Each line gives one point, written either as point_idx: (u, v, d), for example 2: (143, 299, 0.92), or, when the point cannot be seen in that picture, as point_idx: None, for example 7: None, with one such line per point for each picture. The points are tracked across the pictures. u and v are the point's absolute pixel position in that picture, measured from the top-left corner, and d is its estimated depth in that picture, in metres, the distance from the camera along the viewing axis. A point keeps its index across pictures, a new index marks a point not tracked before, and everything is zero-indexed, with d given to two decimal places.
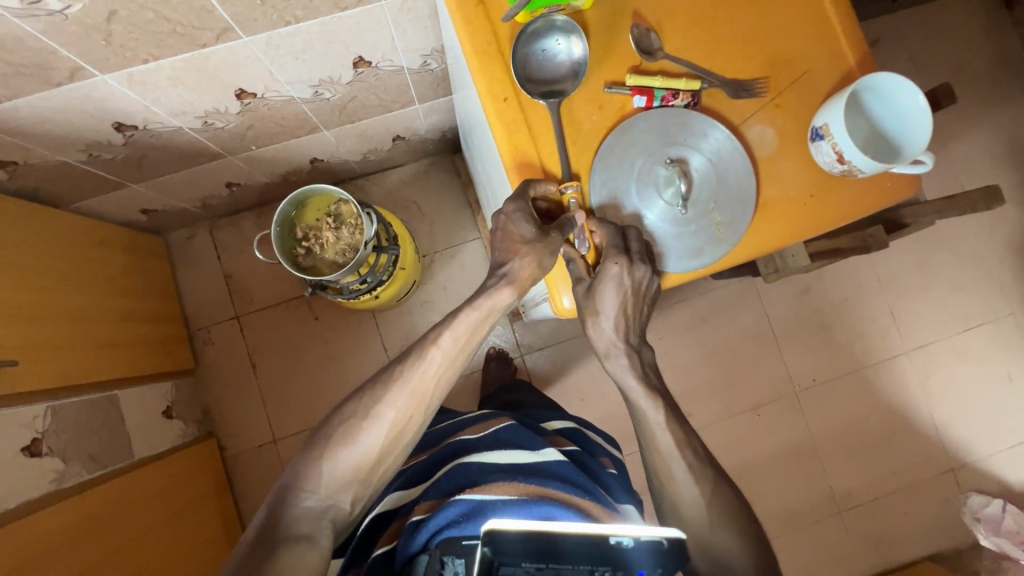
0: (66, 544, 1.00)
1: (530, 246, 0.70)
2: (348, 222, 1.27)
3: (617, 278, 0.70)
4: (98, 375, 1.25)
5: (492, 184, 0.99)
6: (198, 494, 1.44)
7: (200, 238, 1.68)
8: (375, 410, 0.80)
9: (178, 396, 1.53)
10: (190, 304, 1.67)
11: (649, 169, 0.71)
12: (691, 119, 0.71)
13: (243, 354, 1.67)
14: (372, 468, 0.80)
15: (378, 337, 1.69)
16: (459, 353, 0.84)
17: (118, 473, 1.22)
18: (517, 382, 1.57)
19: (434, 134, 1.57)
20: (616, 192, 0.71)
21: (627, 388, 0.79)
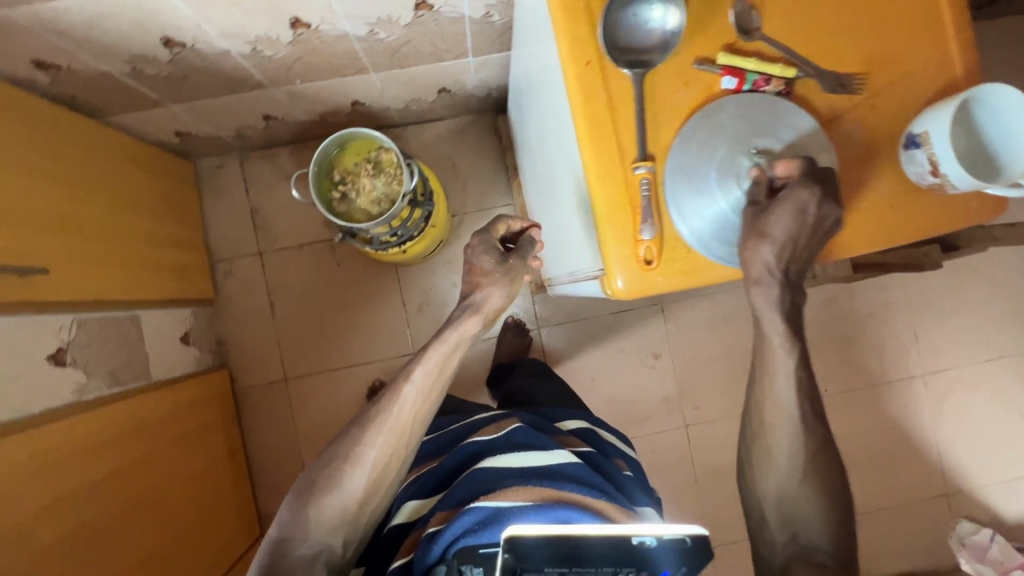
0: (81, 457, 1.03)
1: (491, 275, 1.00)
2: (387, 171, 1.24)
3: (802, 206, 0.62)
4: (125, 294, 1.25)
5: (555, 152, 0.95)
6: (209, 423, 1.47)
7: (230, 168, 1.65)
8: (358, 455, 0.92)
9: (196, 324, 1.54)
10: (214, 233, 1.65)
11: (731, 158, 0.66)
12: (780, 107, 0.67)
13: (262, 291, 1.67)
14: (359, 508, 0.92)
15: (398, 292, 1.68)
16: (430, 389, 0.97)
17: (130, 392, 1.22)
18: (534, 361, 1.56)
19: (480, 91, 1.52)
20: (695, 179, 0.67)
21: (764, 314, 0.71)
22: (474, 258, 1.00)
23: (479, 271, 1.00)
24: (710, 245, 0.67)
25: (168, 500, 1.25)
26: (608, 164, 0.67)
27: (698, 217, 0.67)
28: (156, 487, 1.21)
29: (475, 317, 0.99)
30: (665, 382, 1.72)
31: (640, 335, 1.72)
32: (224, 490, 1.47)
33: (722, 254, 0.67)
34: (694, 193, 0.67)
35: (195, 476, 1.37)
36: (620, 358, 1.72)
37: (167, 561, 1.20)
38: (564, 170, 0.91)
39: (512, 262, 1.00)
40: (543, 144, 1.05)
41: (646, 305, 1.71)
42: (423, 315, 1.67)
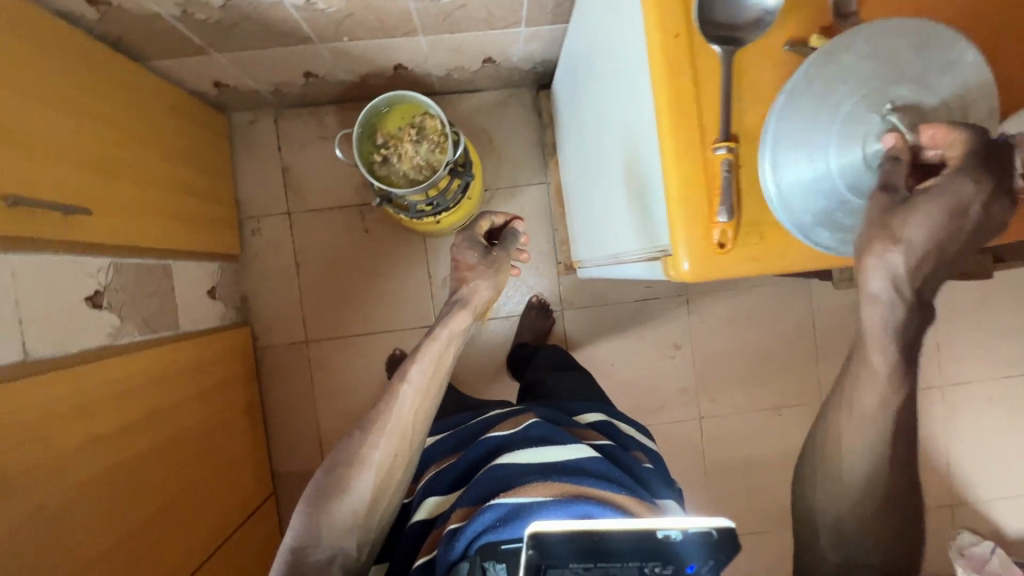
0: (115, 400, 1.03)
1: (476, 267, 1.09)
2: (431, 137, 1.22)
3: (958, 202, 0.50)
4: (162, 243, 1.24)
5: (613, 129, 0.93)
6: (231, 376, 1.48)
7: (264, 125, 1.63)
8: (363, 458, 0.92)
9: (222, 279, 1.54)
10: (244, 190, 1.64)
11: (859, 117, 0.57)
12: (930, 50, 0.57)
13: (289, 252, 1.66)
14: (369, 510, 0.92)
15: (425, 263, 1.67)
16: (428, 385, 0.98)
17: (162, 340, 1.23)
18: (552, 349, 1.54)
19: (525, 64, 1.49)
20: (805, 147, 0.60)
21: (871, 336, 0.57)
22: (460, 255, 1.11)
23: (466, 266, 1.10)
24: (814, 228, 0.63)
25: (191, 449, 1.26)
26: (687, 143, 0.65)
27: (805, 193, 0.61)
28: (179, 435, 1.22)
29: (464, 310, 1.06)
30: (683, 373, 1.72)
31: (662, 325, 1.71)
32: (242, 443, 1.49)
33: (825, 240, 0.63)
34: (800, 165, 0.60)
35: (216, 428, 1.37)
36: (640, 346, 1.71)
37: (188, 510, 1.22)
38: (624, 149, 0.89)
39: (496, 254, 1.11)
40: (599, 120, 1.03)
41: (671, 295, 1.71)
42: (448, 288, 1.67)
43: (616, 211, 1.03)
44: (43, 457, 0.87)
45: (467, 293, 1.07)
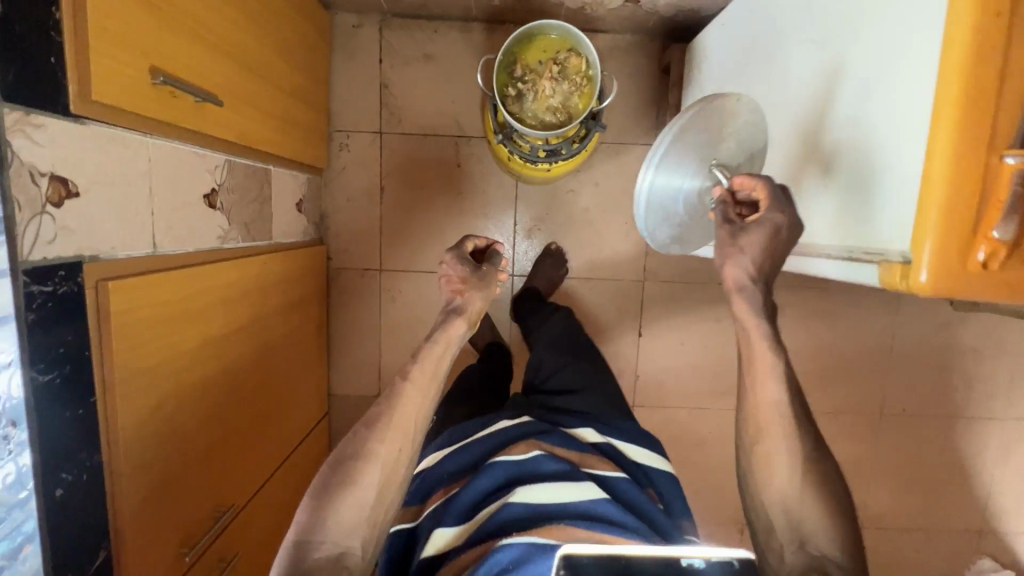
0: (221, 305, 0.99)
1: (468, 281, 1.01)
2: (573, 79, 1.12)
3: (774, 225, 0.77)
4: (269, 146, 1.16)
5: (821, 106, 0.84)
6: (307, 294, 1.43)
7: (368, 32, 1.51)
8: (370, 452, 0.84)
9: (308, 193, 1.47)
10: (337, 100, 1.54)
11: (696, 168, 0.90)
12: (726, 109, 0.88)
13: (374, 175, 1.58)
14: (378, 505, 0.82)
15: (513, 208, 1.60)
16: (429, 383, 0.91)
17: (260, 252, 1.18)
18: (560, 309, 1.40)
19: (667, 11, 1.36)
20: (674, 185, 0.90)
21: (746, 323, 0.82)
22: (450, 269, 1.03)
23: (454, 279, 1.02)
24: (669, 240, 0.98)
25: (272, 363, 1.23)
26: (974, 143, 0.56)
27: (670, 218, 0.94)
28: (265, 347, 1.19)
29: (460, 320, 0.98)
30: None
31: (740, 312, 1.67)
32: (308, 365, 1.46)
33: (674, 249, 1.00)
34: (667, 199, 0.92)
35: (291, 348, 1.34)
36: (714, 331, 1.67)
37: (265, 422, 1.20)
38: (834, 132, 0.80)
39: (485, 268, 1.04)
40: (790, 91, 0.93)
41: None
42: (533, 237, 1.61)
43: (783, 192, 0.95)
44: (166, 352, 0.83)
45: (460, 307, 1.00)
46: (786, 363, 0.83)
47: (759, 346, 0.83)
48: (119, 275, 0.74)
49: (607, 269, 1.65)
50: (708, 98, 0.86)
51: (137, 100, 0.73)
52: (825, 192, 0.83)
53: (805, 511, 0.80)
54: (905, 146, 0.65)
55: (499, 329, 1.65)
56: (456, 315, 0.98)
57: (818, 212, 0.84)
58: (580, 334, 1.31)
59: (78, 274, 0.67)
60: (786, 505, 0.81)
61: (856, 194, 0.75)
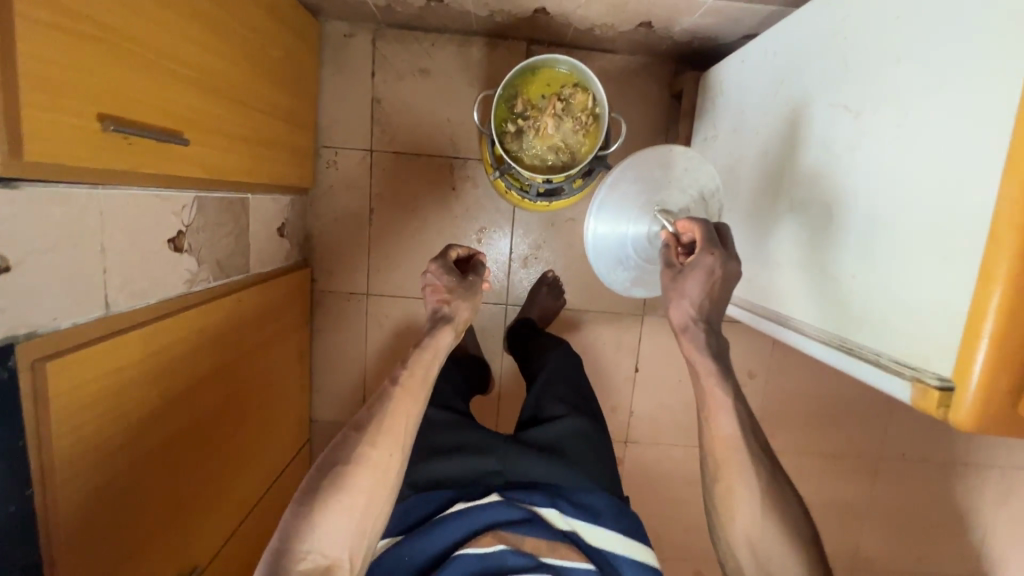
0: (195, 350, 0.93)
1: (454, 292, 0.96)
2: (577, 116, 1.03)
3: (708, 268, 0.81)
4: (247, 176, 1.08)
5: (838, 183, 0.79)
6: (289, 323, 1.36)
7: (360, 42, 1.41)
8: (356, 459, 0.81)
9: (291, 214, 1.38)
10: (325, 113, 1.44)
11: (641, 213, 0.98)
12: (667, 158, 0.97)
13: (363, 194, 1.48)
14: (364, 513, 0.80)
15: (509, 236, 1.51)
16: (416, 388, 0.87)
17: (238, 287, 1.11)
18: (561, 356, 1.25)
19: (681, 37, 1.27)
20: (617, 229, 1.01)
21: (696, 363, 0.84)
22: (434, 279, 0.97)
23: (441, 289, 0.96)
24: (631, 283, 1.05)
25: (250, 398, 1.17)
26: None
27: (623, 262, 1.03)
28: (241, 385, 1.12)
29: (449, 330, 0.93)
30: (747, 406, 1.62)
31: (738, 351, 1.60)
32: (287, 396, 1.39)
33: (637, 292, 1.07)
34: (616, 243, 1.02)
35: (269, 379, 1.27)
36: None
37: (242, 458, 1.15)
38: (851, 214, 0.76)
39: (472, 280, 0.99)
40: (806, 158, 0.87)
41: None
42: (528, 266, 1.53)
43: (781, 258, 0.93)
44: (128, 410, 0.77)
45: (449, 316, 0.95)
46: (743, 400, 0.84)
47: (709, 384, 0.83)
48: (63, 352, 0.67)
49: (603, 301, 1.57)
50: (639, 153, 0.97)
51: (84, 153, 0.65)
52: (824, 272, 0.81)
53: (770, 550, 0.80)
54: (938, 259, 0.61)
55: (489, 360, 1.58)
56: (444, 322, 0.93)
57: (817, 292, 0.83)
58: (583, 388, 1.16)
59: (8, 358, 0.60)
60: (751, 542, 0.81)
61: (865, 288, 0.72)
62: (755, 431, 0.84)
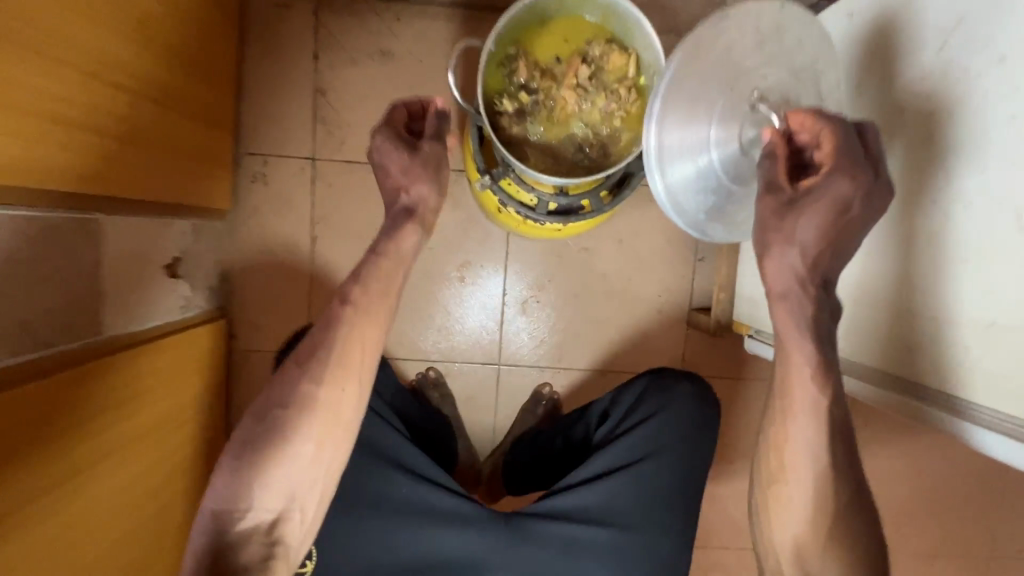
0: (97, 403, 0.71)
1: (410, 173, 0.69)
2: (613, 89, 0.66)
3: (842, 199, 0.53)
4: (84, 185, 0.67)
5: (986, 204, 0.58)
6: (191, 396, 0.95)
7: (298, 15, 1.03)
8: (302, 405, 0.64)
9: (191, 244, 0.98)
10: (250, 109, 1.06)
11: (730, 109, 0.61)
12: (765, 17, 0.61)
13: (302, 218, 1.09)
14: (322, 458, 0.65)
15: (502, 272, 1.12)
16: (377, 309, 0.68)
17: (88, 356, 0.71)
18: (649, 430, 0.90)
19: None
20: (694, 154, 0.63)
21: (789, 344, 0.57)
22: (383, 159, 0.69)
23: (396, 173, 0.69)
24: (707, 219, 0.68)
25: (153, 487, 0.85)
26: None
27: (696, 186, 0.65)
28: (102, 504, 0.73)
29: (415, 228, 0.70)
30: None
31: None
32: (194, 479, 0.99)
33: (713, 228, 0.69)
34: (690, 162, 0.64)
35: (161, 477, 0.88)
36: None
37: (186, 470, 0.96)
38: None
39: (427, 147, 0.70)
40: (918, 168, 0.67)
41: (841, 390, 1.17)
42: (528, 312, 1.13)
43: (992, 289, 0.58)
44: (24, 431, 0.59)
45: (412, 206, 0.70)
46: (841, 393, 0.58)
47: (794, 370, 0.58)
48: None
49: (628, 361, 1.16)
50: (720, 16, 0.60)
51: None
52: None
53: None
54: None
55: (475, 442, 1.15)
56: (407, 213, 0.70)
57: (955, 350, 0.61)
58: (659, 480, 0.89)
59: None
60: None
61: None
62: (856, 490, 0.60)
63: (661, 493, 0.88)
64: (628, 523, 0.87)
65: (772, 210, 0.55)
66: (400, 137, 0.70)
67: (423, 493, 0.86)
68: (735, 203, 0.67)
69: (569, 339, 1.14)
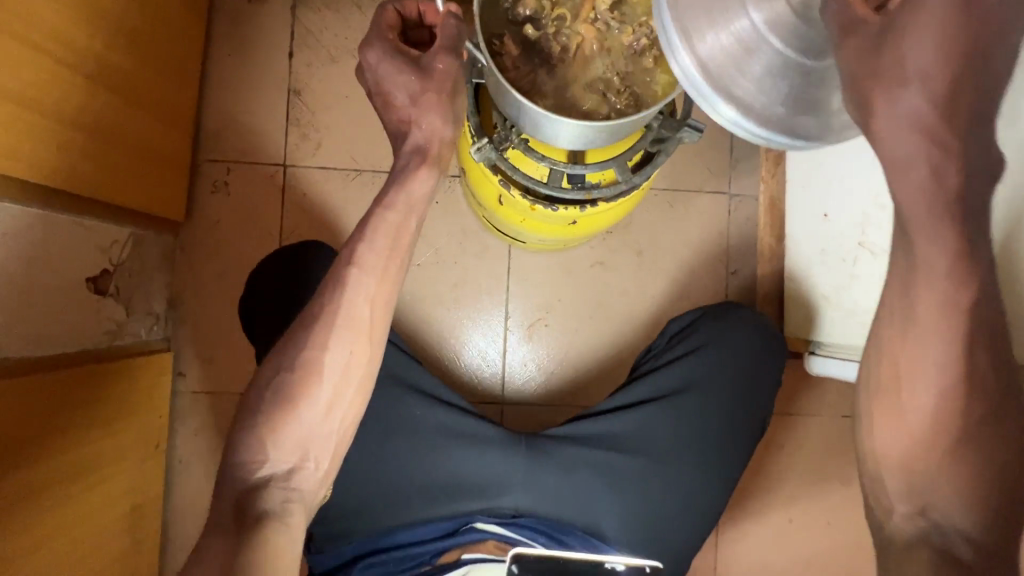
0: (78, 400, 0.70)
1: (421, 102, 0.56)
2: (639, 24, 0.56)
3: None
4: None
5: None
6: (120, 437, 0.78)
7: (274, 11, 0.93)
8: (314, 330, 0.55)
9: (134, 258, 0.81)
10: (214, 112, 0.93)
11: None
12: None
13: (270, 233, 0.93)
14: (335, 407, 0.55)
15: (504, 291, 0.94)
16: (386, 264, 0.56)
17: None
18: (695, 359, 0.75)
19: None
20: (720, 26, 0.31)
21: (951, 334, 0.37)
22: (387, 86, 0.56)
23: (402, 102, 0.56)
24: (795, 114, 0.33)
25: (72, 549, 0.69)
26: None
27: (752, 77, 0.32)
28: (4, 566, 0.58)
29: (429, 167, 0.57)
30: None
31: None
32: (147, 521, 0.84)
33: (813, 128, 0.33)
34: (724, 46, 0.32)
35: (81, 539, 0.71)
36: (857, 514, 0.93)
37: (135, 509, 0.81)
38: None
39: (439, 66, 0.54)
40: None
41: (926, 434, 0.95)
42: (534, 338, 0.94)
43: None
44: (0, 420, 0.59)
45: (425, 145, 0.57)
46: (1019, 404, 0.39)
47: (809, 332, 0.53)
48: None
49: None
50: None
51: None
52: None
53: None
54: None
55: None
56: (418, 156, 0.56)
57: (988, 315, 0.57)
58: (706, 412, 0.74)
59: None
60: None
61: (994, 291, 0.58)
62: None
63: (708, 429, 0.74)
64: (671, 453, 0.72)
65: (858, 57, 0.30)
66: (403, 54, 0.54)
67: (439, 416, 0.72)
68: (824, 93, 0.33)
69: (585, 372, 0.94)
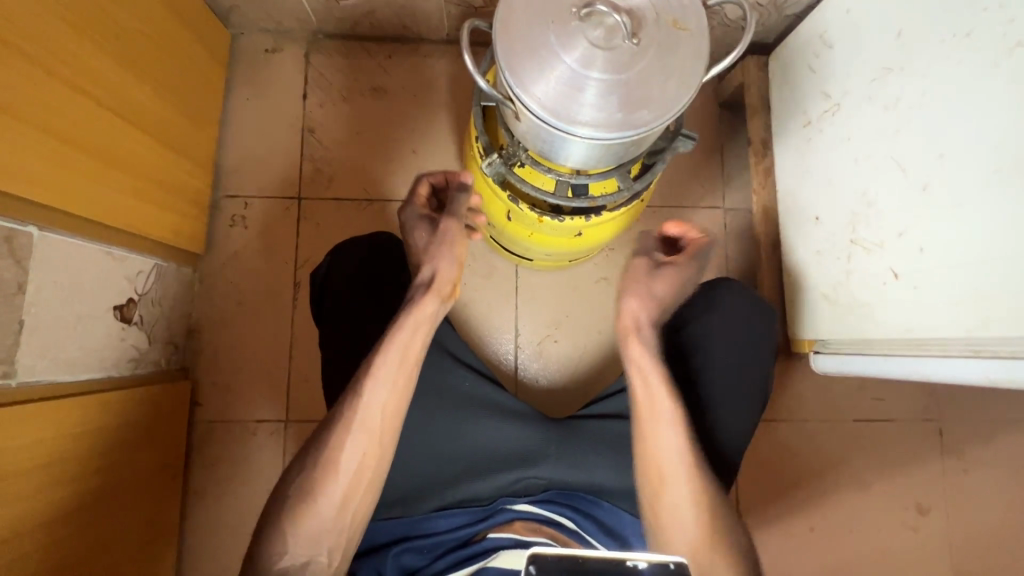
0: (104, 426, 0.72)
1: (426, 245, 0.68)
2: None
3: None
4: None
5: None
6: (139, 473, 0.79)
7: (288, 59, 1.00)
8: (339, 419, 0.60)
9: (155, 290, 0.84)
10: (232, 151, 0.99)
11: (556, 32, 0.51)
12: None
13: (285, 262, 0.96)
14: (343, 502, 0.58)
15: (513, 308, 0.97)
16: (399, 377, 0.61)
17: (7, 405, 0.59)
18: (693, 338, 0.78)
19: (759, 21, 0.87)
20: (555, 83, 0.51)
21: None
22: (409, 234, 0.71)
23: (417, 248, 0.69)
24: (630, 115, 0.52)
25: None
26: None
27: (587, 106, 0.51)
28: None
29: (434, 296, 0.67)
30: (944, 568, 0.92)
31: (913, 477, 0.94)
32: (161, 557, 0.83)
33: (647, 117, 0.51)
34: (563, 92, 0.51)
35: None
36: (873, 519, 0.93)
37: (148, 547, 0.80)
38: (906, 210, 0.66)
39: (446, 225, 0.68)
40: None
41: (937, 439, 0.94)
42: (544, 353, 0.96)
43: None
44: (34, 442, 0.61)
45: (427, 279, 0.67)
46: None
47: (655, 387, 0.67)
48: None
49: None
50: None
51: None
52: None
53: None
54: None
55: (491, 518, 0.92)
56: (423, 287, 0.66)
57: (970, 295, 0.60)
58: (712, 390, 0.76)
59: None
60: None
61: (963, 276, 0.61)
62: None
63: (713, 394, 0.76)
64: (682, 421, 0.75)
65: None
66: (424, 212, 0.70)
67: (475, 394, 0.77)
68: (643, 93, 0.51)
69: (598, 386, 0.96)
